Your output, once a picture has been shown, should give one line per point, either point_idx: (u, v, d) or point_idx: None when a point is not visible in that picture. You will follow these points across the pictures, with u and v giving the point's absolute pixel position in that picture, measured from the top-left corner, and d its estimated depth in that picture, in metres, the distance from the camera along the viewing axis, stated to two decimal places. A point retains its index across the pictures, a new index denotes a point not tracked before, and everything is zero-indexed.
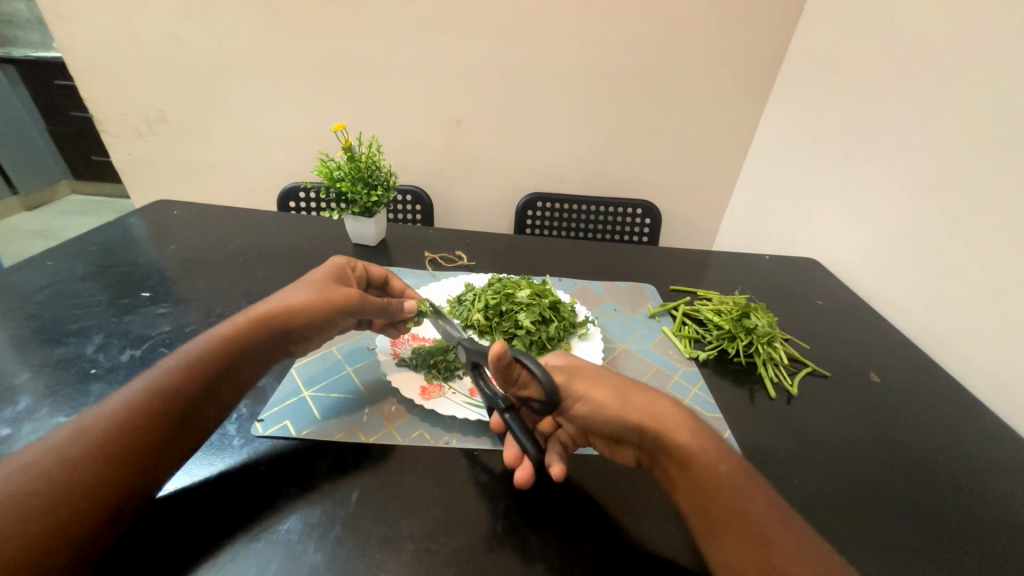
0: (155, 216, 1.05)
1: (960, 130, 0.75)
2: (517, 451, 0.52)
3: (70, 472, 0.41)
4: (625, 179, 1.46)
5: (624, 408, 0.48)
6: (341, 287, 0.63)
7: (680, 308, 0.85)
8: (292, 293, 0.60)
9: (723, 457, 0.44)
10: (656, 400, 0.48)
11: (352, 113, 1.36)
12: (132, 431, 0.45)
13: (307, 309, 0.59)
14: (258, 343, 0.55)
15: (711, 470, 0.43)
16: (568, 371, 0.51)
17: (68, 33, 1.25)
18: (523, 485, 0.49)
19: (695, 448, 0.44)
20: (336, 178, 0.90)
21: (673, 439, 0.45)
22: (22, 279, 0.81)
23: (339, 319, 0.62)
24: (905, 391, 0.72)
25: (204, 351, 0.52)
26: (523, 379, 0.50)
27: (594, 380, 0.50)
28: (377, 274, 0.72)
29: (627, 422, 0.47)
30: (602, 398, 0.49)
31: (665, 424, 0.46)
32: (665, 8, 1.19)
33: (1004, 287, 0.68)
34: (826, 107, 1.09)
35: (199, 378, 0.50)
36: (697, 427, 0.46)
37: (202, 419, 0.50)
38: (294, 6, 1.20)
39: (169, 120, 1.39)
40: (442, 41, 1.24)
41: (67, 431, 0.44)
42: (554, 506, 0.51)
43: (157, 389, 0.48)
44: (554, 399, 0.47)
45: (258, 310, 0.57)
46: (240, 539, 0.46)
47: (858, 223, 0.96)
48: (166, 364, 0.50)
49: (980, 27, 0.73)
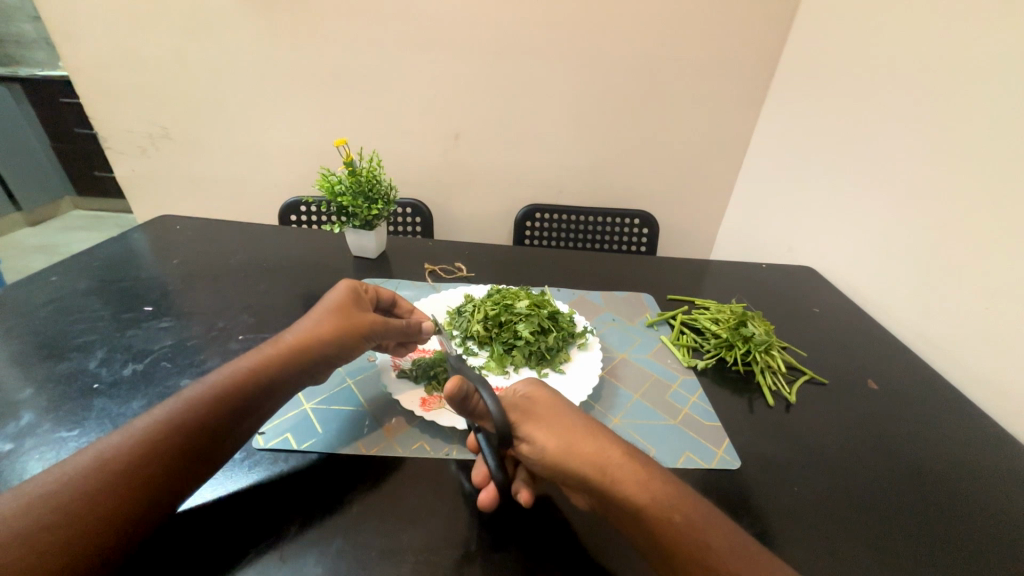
0: (158, 230, 1.06)
1: (949, 140, 0.77)
2: (485, 471, 0.52)
3: (88, 508, 0.41)
4: (622, 189, 1.48)
5: (567, 454, 0.47)
6: (362, 312, 0.64)
7: (678, 316, 0.86)
8: (315, 323, 0.61)
9: (678, 505, 0.43)
10: (603, 446, 0.48)
11: (352, 129, 1.38)
12: (145, 468, 0.44)
13: (333, 338, 0.60)
14: (290, 376, 0.56)
15: (664, 520, 0.42)
16: (522, 408, 0.52)
17: (75, 52, 1.27)
18: (487, 507, 0.49)
19: (644, 500, 0.43)
20: (337, 193, 0.91)
21: (620, 490, 0.44)
22: (25, 295, 0.82)
23: (362, 344, 0.63)
24: (904, 397, 0.73)
25: (230, 385, 0.52)
26: (480, 411, 0.51)
27: (544, 422, 0.50)
28: (386, 296, 0.71)
29: (572, 469, 0.47)
30: (546, 441, 0.49)
31: (611, 474, 0.45)
32: (661, 23, 1.21)
33: (1000, 293, 0.69)
34: (819, 116, 1.11)
35: (221, 410, 0.50)
36: (646, 476, 0.45)
37: (221, 450, 0.49)
38: (297, 24, 1.22)
39: (172, 136, 1.42)
40: (443, 55, 1.26)
41: (90, 459, 0.44)
42: (520, 541, 0.49)
43: (179, 422, 0.48)
44: (504, 435, 0.48)
45: (286, 342, 0.58)
46: (241, 559, 0.45)
47: (853, 231, 0.98)
48: (190, 395, 0.50)
49: (967, 40, 0.75)
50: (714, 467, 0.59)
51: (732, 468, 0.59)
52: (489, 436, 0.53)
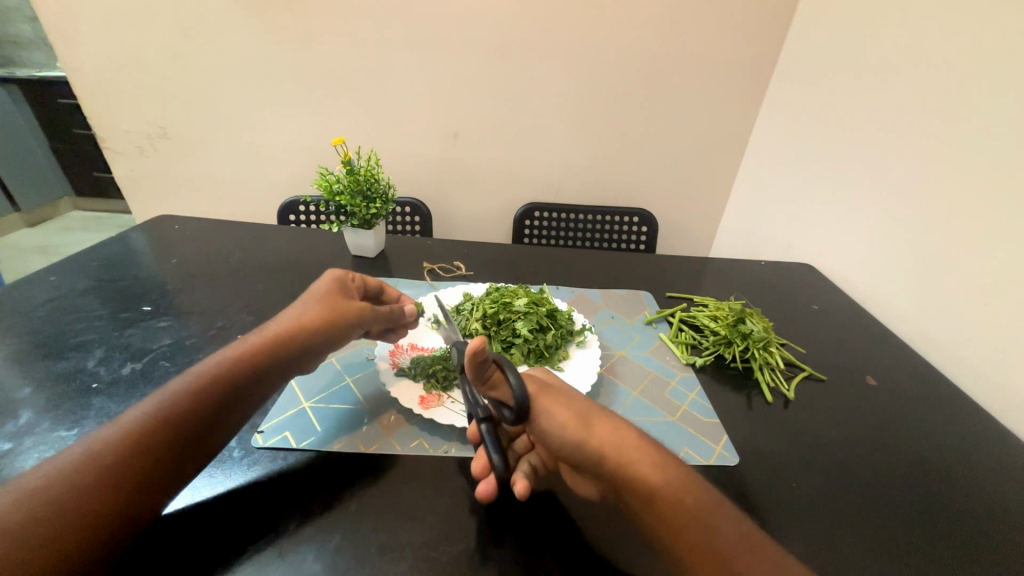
0: (156, 229, 1.06)
1: (946, 137, 0.77)
2: (485, 462, 0.52)
3: (80, 504, 0.41)
4: (621, 188, 1.48)
5: (584, 434, 0.47)
6: (349, 301, 0.65)
7: (677, 314, 0.86)
8: (302, 312, 0.61)
9: (691, 488, 0.43)
10: (619, 428, 0.47)
11: (351, 128, 1.38)
12: (136, 461, 0.44)
13: (320, 326, 0.61)
14: (280, 363, 0.56)
15: (679, 502, 0.42)
16: (539, 384, 0.51)
17: (74, 53, 1.27)
18: (484, 498, 0.49)
19: (659, 481, 0.43)
20: (335, 192, 0.91)
21: (637, 471, 0.44)
22: (24, 294, 0.82)
23: (350, 332, 0.64)
24: (901, 393, 0.73)
25: (216, 376, 0.52)
26: (496, 381, 0.50)
27: (560, 399, 0.49)
28: (373, 284, 0.71)
29: (587, 450, 0.46)
30: (563, 418, 0.47)
31: (628, 455, 0.45)
32: (659, 20, 1.21)
33: (997, 290, 0.69)
34: (817, 114, 1.11)
35: (207, 401, 0.50)
36: (661, 459, 0.45)
37: (209, 445, 0.49)
38: (295, 24, 1.22)
39: (171, 137, 1.41)
40: (441, 54, 1.26)
41: (79, 455, 0.44)
42: (521, 533, 0.49)
43: (167, 415, 0.48)
44: (523, 410, 0.47)
45: (274, 330, 0.58)
46: (238, 556, 0.45)
47: (851, 229, 0.98)
48: (175, 388, 0.50)
49: (964, 37, 0.75)
50: (712, 463, 0.59)
51: (731, 465, 0.59)
52: (491, 429, 0.52)
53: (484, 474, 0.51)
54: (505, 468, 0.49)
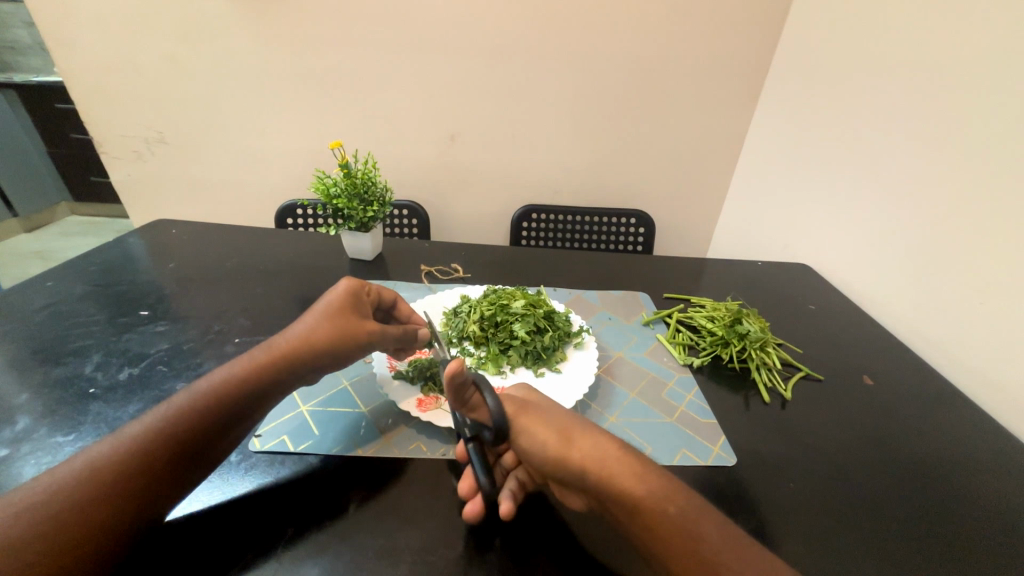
0: (155, 234, 1.06)
1: (942, 137, 0.78)
2: (472, 483, 0.51)
3: (82, 516, 0.41)
4: (619, 189, 1.48)
5: (565, 449, 0.47)
6: (360, 319, 0.64)
7: (674, 315, 0.86)
8: (312, 328, 0.60)
9: (674, 498, 0.43)
10: (600, 441, 0.47)
11: (348, 131, 1.38)
12: (139, 473, 0.44)
13: (328, 343, 0.60)
14: (281, 380, 0.56)
15: (662, 513, 0.42)
16: (520, 403, 0.52)
17: (71, 58, 1.27)
18: (471, 519, 0.49)
19: (641, 493, 0.43)
20: (332, 195, 0.91)
21: (617, 484, 0.44)
22: (22, 300, 0.82)
23: (357, 351, 0.63)
24: (897, 392, 0.73)
25: (222, 392, 0.51)
26: (475, 403, 0.51)
27: (542, 417, 0.50)
28: (388, 297, 0.70)
29: (568, 465, 0.46)
30: (544, 436, 0.48)
31: (609, 468, 0.45)
32: (655, 22, 1.22)
33: (994, 290, 0.69)
34: (813, 113, 1.11)
35: (213, 417, 0.50)
36: (644, 469, 0.45)
37: (212, 454, 0.49)
38: (292, 28, 1.23)
39: (168, 141, 1.42)
40: (438, 56, 1.26)
41: (82, 466, 0.44)
42: (510, 540, 0.49)
43: (171, 428, 0.47)
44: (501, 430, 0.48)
45: (280, 346, 0.57)
46: (238, 563, 0.45)
47: (847, 229, 0.98)
48: (180, 402, 0.50)
49: (959, 37, 0.76)
50: (709, 464, 0.59)
51: (728, 465, 0.59)
52: (478, 447, 0.53)
53: (471, 494, 0.51)
54: (492, 488, 0.50)
